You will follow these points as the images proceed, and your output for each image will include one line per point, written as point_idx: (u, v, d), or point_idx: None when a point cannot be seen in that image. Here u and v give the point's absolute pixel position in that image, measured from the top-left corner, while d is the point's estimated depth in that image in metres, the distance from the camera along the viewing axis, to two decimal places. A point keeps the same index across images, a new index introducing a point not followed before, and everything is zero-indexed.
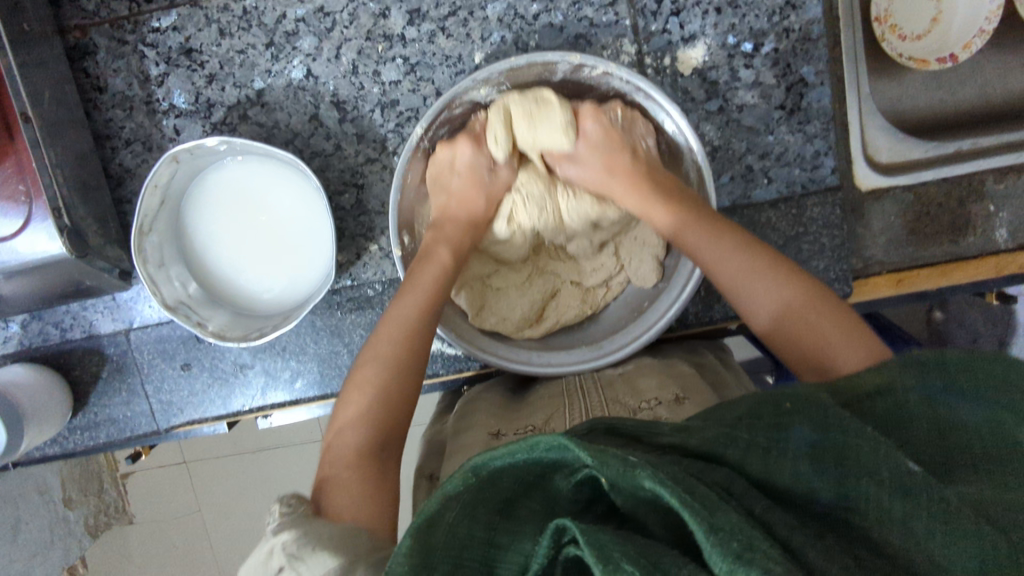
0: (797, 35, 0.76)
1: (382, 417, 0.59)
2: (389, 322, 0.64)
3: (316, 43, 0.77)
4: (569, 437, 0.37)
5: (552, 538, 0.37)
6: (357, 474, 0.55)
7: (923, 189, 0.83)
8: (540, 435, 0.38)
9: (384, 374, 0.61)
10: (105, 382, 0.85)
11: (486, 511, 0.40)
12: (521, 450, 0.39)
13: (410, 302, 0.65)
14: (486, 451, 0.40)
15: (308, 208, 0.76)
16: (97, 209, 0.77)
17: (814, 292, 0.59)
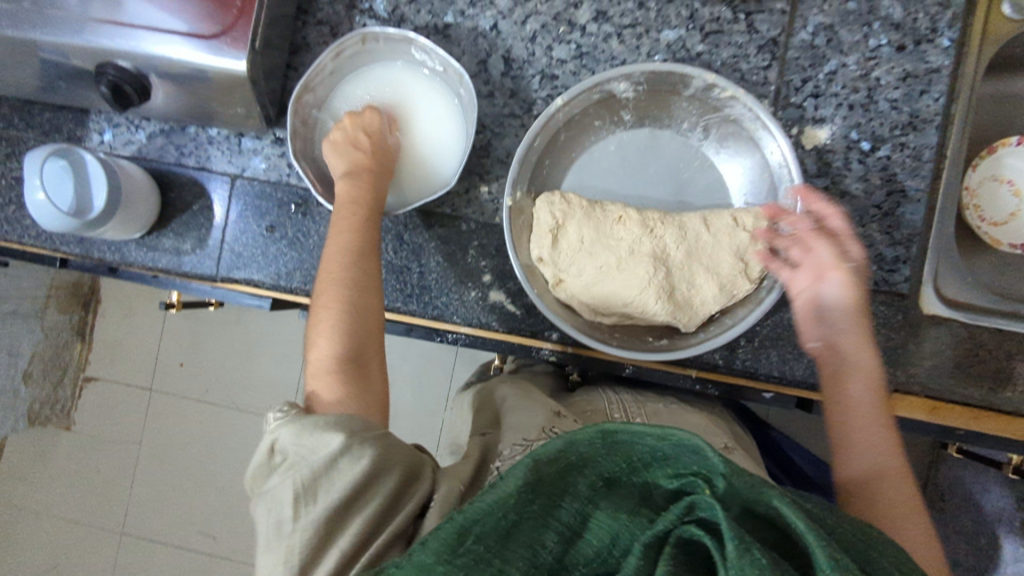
0: (910, 152, 0.86)
1: (347, 318, 0.67)
2: (328, 257, 0.72)
3: (511, 5, 0.88)
4: (702, 440, 0.46)
5: (678, 511, 0.48)
6: (339, 399, 0.62)
7: (980, 331, 0.88)
8: (675, 429, 0.48)
9: (342, 292, 0.69)
10: (193, 214, 0.90)
11: (594, 477, 0.50)
12: (651, 436, 0.49)
13: (343, 245, 0.72)
14: (624, 421, 0.49)
15: (450, 126, 0.84)
16: (273, 59, 0.85)
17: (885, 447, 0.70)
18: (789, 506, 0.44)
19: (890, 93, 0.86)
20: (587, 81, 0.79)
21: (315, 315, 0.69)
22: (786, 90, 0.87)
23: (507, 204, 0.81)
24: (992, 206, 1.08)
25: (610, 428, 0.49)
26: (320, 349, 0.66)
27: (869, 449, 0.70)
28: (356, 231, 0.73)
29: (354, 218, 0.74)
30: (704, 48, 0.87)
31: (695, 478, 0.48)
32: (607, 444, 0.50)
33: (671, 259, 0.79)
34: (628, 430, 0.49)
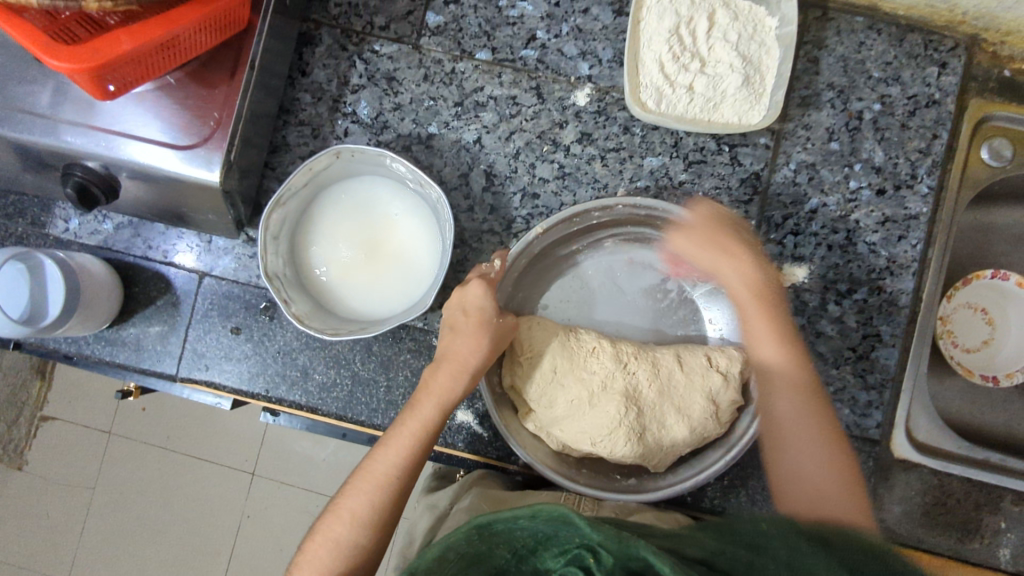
0: (887, 296, 0.86)
1: (347, 546, 0.65)
2: (388, 443, 0.70)
3: (496, 120, 0.87)
4: (560, 509, 0.50)
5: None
6: None
7: (948, 479, 0.87)
8: (542, 505, 0.51)
9: (350, 521, 0.66)
10: (155, 310, 0.87)
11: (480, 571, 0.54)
12: (523, 516, 0.52)
13: (387, 462, 0.69)
14: (494, 511, 0.54)
15: (426, 243, 0.83)
16: (249, 162, 0.83)
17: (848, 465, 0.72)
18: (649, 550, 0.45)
19: (869, 236, 0.86)
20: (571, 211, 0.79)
21: (325, 528, 0.66)
22: (766, 225, 0.86)
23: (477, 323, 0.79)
24: (965, 333, 1.09)
25: (484, 522, 0.53)
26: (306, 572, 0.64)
27: (796, 437, 0.73)
28: (408, 461, 0.69)
29: (411, 441, 0.70)
30: (687, 177, 0.87)
31: (578, 549, 0.51)
32: (484, 536, 0.54)
33: (643, 397, 0.77)
34: (501, 519, 0.53)
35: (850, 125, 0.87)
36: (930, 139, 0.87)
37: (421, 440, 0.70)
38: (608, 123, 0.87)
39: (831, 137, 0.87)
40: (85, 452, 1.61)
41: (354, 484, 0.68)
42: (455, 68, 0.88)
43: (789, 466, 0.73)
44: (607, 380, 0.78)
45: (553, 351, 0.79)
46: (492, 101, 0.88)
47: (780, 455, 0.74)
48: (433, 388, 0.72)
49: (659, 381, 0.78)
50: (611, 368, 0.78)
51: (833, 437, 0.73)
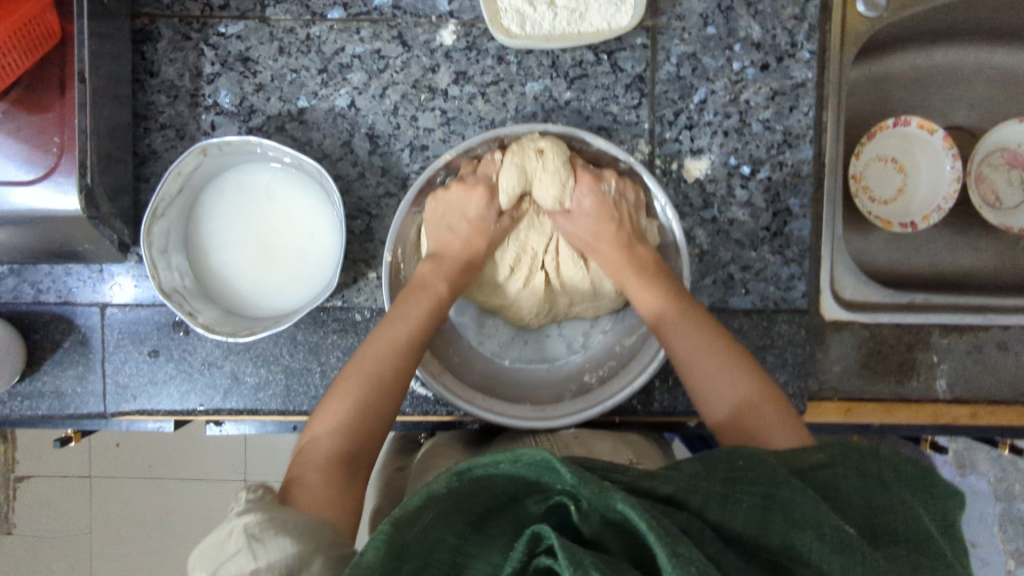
0: (789, 169, 0.86)
1: (366, 402, 0.66)
2: (377, 339, 0.70)
3: (365, 79, 0.83)
4: (551, 454, 0.45)
5: (528, 544, 0.45)
6: (326, 479, 0.61)
7: (878, 329, 0.91)
8: (524, 449, 0.46)
9: (358, 403, 0.66)
10: (64, 353, 0.84)
11: (459, 522, 0.47)
12: (503, 461, 0.47)
13: (379, 351, 0.69)
14: (473, 457, 0.47)
15: (320, 221, 0.80)
16: (115, 182, 0.78)
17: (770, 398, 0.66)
18: (632, 509, 0.40)
19: (761, 114, 0.86)
20: (494, 132, 0.76)
21: (337, 394, 0.67)
22: (660, 126, 0.85)
23: (388, 259, 0.77)
24: (881, 186, 1.11)
25: (463, 467, 0.47)
26: (324, 441, 0.63)
27: (706, 377, 0.68)
28: (406, 353, 0.70)
29: (400, 339, 0.70)
30: (572, 95, 0.84)
31: (560, 496, 0.47)
32: (464, 483, 0.48)
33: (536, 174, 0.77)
34: (479, 465, 0.47)
35: (723, 6, 0.85)
36: (803, 4, 0.85)
37: (427, 317, 0.73)
38: (480, 57, 0.84)
39: (706, 23, 0.85)
40: (69, 501, 1.60)
41: (341, 383, 0.67)
42: (309, 32, 0.83)
43: (717, 409, 0.67)
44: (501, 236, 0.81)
45: (454, 204, 0.78)
46: (357, 60, 0.83)
47: (706, 399, 0.68)
48: (429, 284, 0.75)
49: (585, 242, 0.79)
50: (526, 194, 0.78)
51: (744, 363, 0.68)
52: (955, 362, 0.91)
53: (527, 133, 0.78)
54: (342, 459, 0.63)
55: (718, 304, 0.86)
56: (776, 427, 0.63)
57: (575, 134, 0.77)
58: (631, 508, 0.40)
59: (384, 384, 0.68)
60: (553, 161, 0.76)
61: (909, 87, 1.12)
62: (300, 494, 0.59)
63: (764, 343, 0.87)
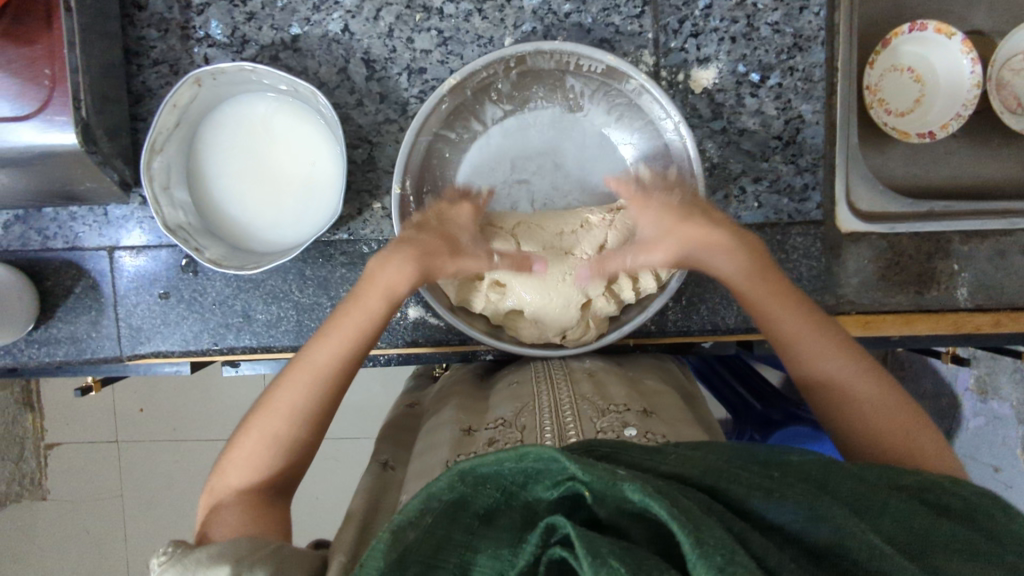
0: (801, 74, 0.83)
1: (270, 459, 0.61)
2: (307, 362, 0.64)
3: (358, 1, 0.81)
4: (559, 450, 0.40)
5: (541, 536, 0.40)
6: (240, 506, 0.58)
7: (896, 240, 0.89)
8: (529, 446, 0.41)
9: (272, 434, 0.62)
10: (77, 299, 0.84)
11: (466, 516, 0.43)
12: (508, 459, 0.42)
13: (331, 352, 0.64)
14: (475, 458, 0.43)
15: (319, 150, 0.79)
16: (111, 119, 0.77)
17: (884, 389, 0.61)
18: (647, 495, 0.37)
19: (770, 16, 0.82)
20: (501, 52, 0.73)
21: (244, 442, 0.62)
22: (664, 36, 0.82)
23: (395, 192, 0.74)
24: (895, 96, 1.07)
25: (465, 468, 0.43)
26: (234, 476, 0.60)
27: (847, 382, 0.62)
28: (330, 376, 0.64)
29: (339, 352, 0.64)
30: (572, 7, 0.81)
31: (570, 483, 0.41)
32: (467, 484, 0.43)
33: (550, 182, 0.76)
34: (483, 464, 0.43)
35: None
36: None
37: (360, 336, 0.66)
38: None
39: None
40: (97, 463, 1.63)
41: (288, 379, 0.64)
42: None
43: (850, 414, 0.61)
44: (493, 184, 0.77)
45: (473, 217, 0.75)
46: None
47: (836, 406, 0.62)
48: (378, 281, 0.66)
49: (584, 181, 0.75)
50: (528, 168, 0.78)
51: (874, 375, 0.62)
52: (979, 268, 0.90)
53: (533, 52, 0.74)
54: (268, 484, 0.61)
55: (732, 220, 0.85)
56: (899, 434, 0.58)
57: (579, 50, 0.73)
58: (655, 500, 0.37)
59: (305, 408, 0.63)
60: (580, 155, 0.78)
61: None
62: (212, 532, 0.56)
63: (778, 257, 0.86)
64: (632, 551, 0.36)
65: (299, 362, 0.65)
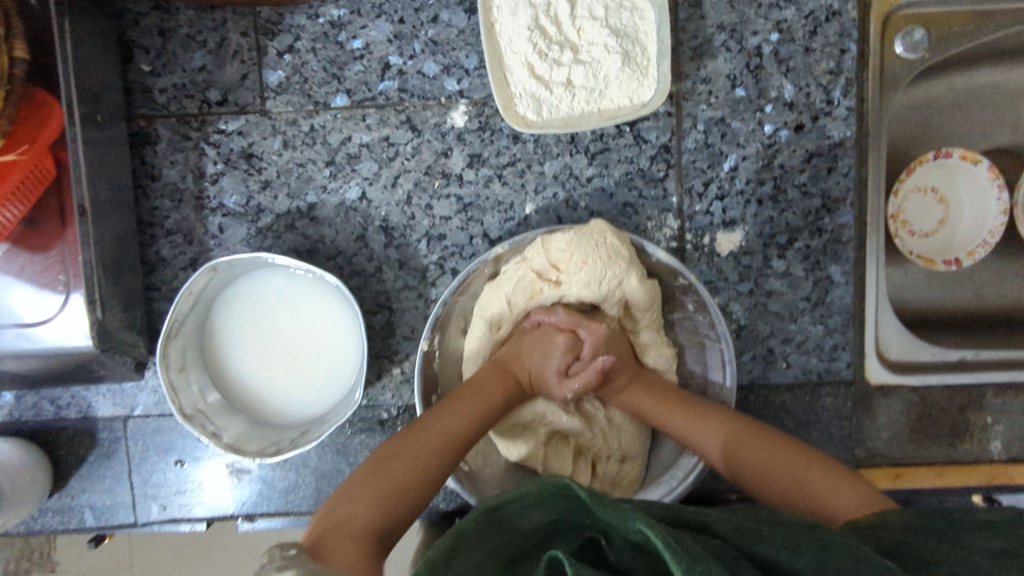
0: (829, 235, 0.81)
1: (387, 499, 0.58)
2: (426, 428, 0.64)
3: (376, 169, 0.79)
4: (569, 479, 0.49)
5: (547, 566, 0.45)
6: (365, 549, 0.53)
7: (927, 393, 0.86)
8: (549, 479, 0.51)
9: (422, 461, 0.61)
10: (90, 467, 0.83)
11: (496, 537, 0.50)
12: (529, 496, 0.52)
13: (448, 424, 0.65)
14: (504, 494, 0.53)
15: (335, 324, 0.77)
16: (127, 294, 0.76)
17: (797, 451, 0.62)
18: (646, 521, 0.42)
19: (797, 178, 0.80)
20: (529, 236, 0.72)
21: (352, 488, 0.58)
22: (689, 199, 0.80)
23: (422, 348, 0.73)
24: (920, 219, 1.05)
25: (491, 506, 0.52)
26: (358, 509, 0.56)
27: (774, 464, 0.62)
28: (450, 452, 0.64)
29: (454, 435, 0.64)
30: (594, 171, 0.80)
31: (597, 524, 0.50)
32: (497, 518, 0.52)
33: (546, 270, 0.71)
34: (508, 503, 0.52)
35: (752, 65, 0.79)
36: (839, 56, 0.79)
37: (473, 427, 0.66)
38: (494, 137, 0.79)
39: (734, 84, 0.79)
40: None
41: (390, 451, 0.62)
42: (314, 124, 0.79)
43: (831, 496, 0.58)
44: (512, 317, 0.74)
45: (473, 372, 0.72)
46: (365, 149, 0.79)
47: (814, 495, 0.59)
48: (496, 385, 0.70)
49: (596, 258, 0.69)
50: (607, 261, 0.68)
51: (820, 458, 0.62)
52: (1011, 421, 0.87)
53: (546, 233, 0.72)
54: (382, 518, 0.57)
55: (759, 381, 0.83)
56: (829, 483, 0.59)
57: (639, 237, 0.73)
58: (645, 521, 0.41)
59: (425, 472, 0.61)
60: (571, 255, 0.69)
61: (949, 114, 1.05)
62: (332, 554, 0.51)
63: (810, 417, 0.84)
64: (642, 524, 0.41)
65: (423, 425, 0.64)
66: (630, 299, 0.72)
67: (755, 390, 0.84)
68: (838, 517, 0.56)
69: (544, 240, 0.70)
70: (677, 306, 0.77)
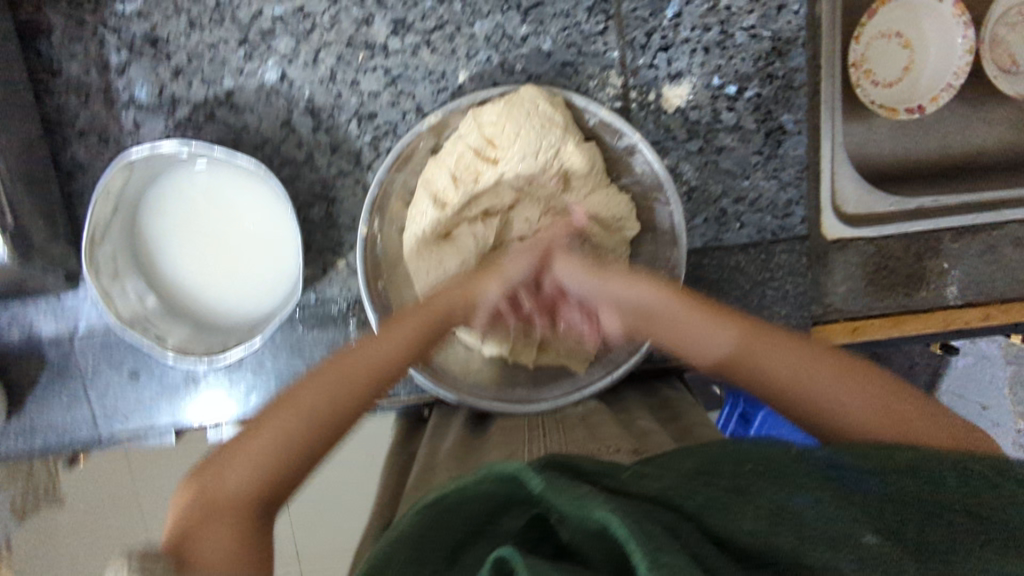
0: (781, 82, 0.77)
1: (268, 466, 0.52)
2: (319, 378, 0.57)
3: (294, 45, 0.73)
4: (520, 463, 0.40)
5: (493, 569, 0.36)
6: (229, 527, 0.48)
7: (885, 242, 0.84)
8: (493, 462, 0.42)
9: (307, 424, 0.54)
10: (45, 387, 0.82)
11: (431, 560, 0.43)
12: (470, 480, 0.42)
13: (343, 377, 0.57)
14: (439, 488, 0.43)
15: (268, 215, 0.74)
16: (43, 202, 0.72)
17: (865, 376, 0.53)
18: (610, 518, 0.35)
19: (745, 20, 0.75)
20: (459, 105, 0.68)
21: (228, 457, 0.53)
22: (631, 52, 0.75)
23: (362, 233, 0.70)
24: (883, 66, 1.00)
25: (426, 502, 0.43)
26: (232, 479, 0.51)
27: (794, 380, 0.54)
28: (352, 403, 0.57)
29: (354, 384, 0.57)
30: (529, 29, 0.74)
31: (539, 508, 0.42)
32: (434, 506, 0.43)
33: (488, 148, 0.69)
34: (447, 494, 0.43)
35: None
36: None
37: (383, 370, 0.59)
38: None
39: None
40: None
41: (279, 407, 0.55)
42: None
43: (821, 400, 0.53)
44: (455, 196, 0.70)
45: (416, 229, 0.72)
46: (279, 23, 0.73)
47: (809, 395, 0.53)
48: (406, 322, 0.62)
49: (532, 117, 0.67)
50: (540, 129, 0.67)
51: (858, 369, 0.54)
52: (968, 266, 0.86)
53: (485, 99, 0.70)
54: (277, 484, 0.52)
55: (713, 243, 0.81)
56: (830, 384, 0.53)
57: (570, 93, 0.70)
58: (608, 515, 0.35)
59: (320, 425, 0.55)
60: (512, 126, 0.67)
61: None
62: (199, 545, 0.46)
63: (765, 276, 0.82)
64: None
65: (327, 371, 0.57)
66: (571, 168, 0.70)
67: (709, 252, 0.82)
68: (835, 427, 0.52)
69: (477, 112, 0.69)
70: (623, 167, 0.74)
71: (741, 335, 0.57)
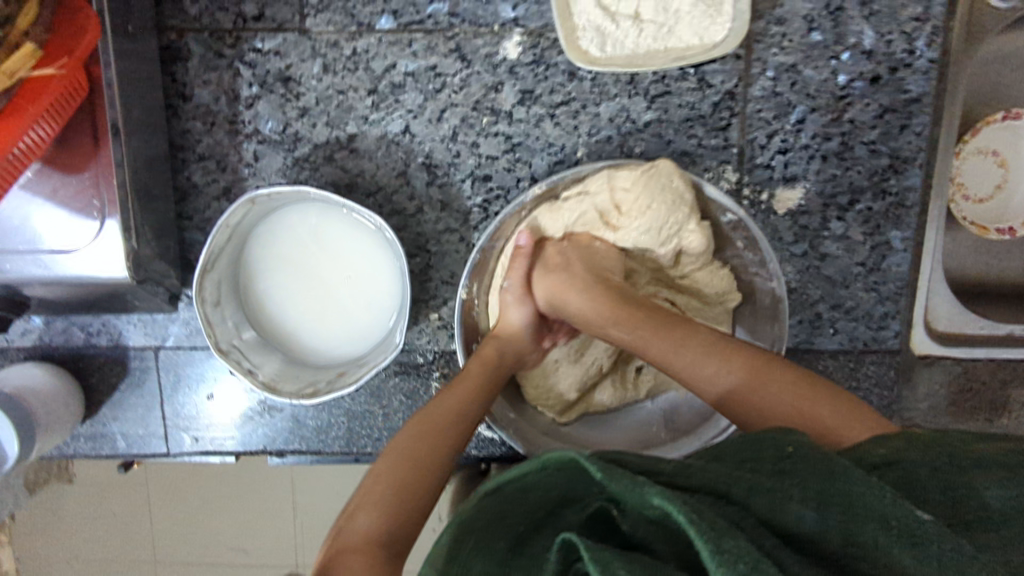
0: (893, 198, 0.77)
1: (392, 513, 0.52)
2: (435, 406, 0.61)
3: (421, 101, 0.74)
4: (574, 453, 0.43)
5: (559, 555, 0.41)
6: (365, 564, 0.48)
7: (972, 366, 0.83)
8: (550, 453, 0.45)
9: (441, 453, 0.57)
10: (122, 396, 0.82)
11: (499, 545, 0.45)
12: (531, 469, 0.46)
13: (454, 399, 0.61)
14: (503, 472, 0.47)
15: (373, 264, 0.74)
16: (158, 221, 0.73)
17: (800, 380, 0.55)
18: (668, 501, 0.37)
19: (867, 135, 0.75)
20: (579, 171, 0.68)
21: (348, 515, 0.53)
22: (750, 151, 0.76)
23: (461, 298, 0.71)
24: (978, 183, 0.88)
25: (495, 485, 0.46)
26: (360, 522, 0.51)
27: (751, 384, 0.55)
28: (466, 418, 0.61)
29: (465, 403, 0.61)
30: (653, 115, 0.75)
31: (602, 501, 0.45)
32: (502, 495, 0.46)
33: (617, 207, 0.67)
34: (510, 477, 0.46)
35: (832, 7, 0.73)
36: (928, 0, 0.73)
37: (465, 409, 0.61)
38: (549, 73, 0.74)
39: (811, 27, 0.73)
40: None
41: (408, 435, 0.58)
42: (356, 47, 0.73)
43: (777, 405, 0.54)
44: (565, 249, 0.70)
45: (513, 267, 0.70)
46: (410, 79, 0.74)
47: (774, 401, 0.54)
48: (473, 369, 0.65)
49: (659, 185, 0.64)
50: (671, 203, 0.65)
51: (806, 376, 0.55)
52: None
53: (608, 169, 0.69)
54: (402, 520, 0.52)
55: (804, 345, 0.81)
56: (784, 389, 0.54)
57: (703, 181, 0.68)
58: (669, 502, 0.36)
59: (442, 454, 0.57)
60: (639, 185, 0.65)
61: None
62: None
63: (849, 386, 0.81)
64: (644, 562, 0.37)
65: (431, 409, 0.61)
66: (686, 247, 0.68)
67: (798, 353, 0.81)
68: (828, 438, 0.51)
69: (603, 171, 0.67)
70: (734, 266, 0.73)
71: (735, 376, 0.56)
